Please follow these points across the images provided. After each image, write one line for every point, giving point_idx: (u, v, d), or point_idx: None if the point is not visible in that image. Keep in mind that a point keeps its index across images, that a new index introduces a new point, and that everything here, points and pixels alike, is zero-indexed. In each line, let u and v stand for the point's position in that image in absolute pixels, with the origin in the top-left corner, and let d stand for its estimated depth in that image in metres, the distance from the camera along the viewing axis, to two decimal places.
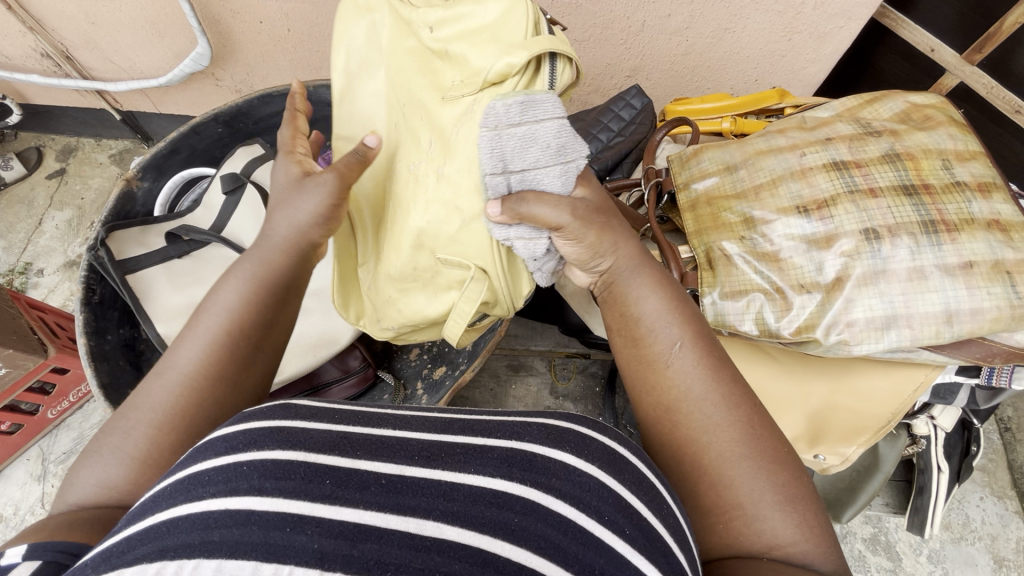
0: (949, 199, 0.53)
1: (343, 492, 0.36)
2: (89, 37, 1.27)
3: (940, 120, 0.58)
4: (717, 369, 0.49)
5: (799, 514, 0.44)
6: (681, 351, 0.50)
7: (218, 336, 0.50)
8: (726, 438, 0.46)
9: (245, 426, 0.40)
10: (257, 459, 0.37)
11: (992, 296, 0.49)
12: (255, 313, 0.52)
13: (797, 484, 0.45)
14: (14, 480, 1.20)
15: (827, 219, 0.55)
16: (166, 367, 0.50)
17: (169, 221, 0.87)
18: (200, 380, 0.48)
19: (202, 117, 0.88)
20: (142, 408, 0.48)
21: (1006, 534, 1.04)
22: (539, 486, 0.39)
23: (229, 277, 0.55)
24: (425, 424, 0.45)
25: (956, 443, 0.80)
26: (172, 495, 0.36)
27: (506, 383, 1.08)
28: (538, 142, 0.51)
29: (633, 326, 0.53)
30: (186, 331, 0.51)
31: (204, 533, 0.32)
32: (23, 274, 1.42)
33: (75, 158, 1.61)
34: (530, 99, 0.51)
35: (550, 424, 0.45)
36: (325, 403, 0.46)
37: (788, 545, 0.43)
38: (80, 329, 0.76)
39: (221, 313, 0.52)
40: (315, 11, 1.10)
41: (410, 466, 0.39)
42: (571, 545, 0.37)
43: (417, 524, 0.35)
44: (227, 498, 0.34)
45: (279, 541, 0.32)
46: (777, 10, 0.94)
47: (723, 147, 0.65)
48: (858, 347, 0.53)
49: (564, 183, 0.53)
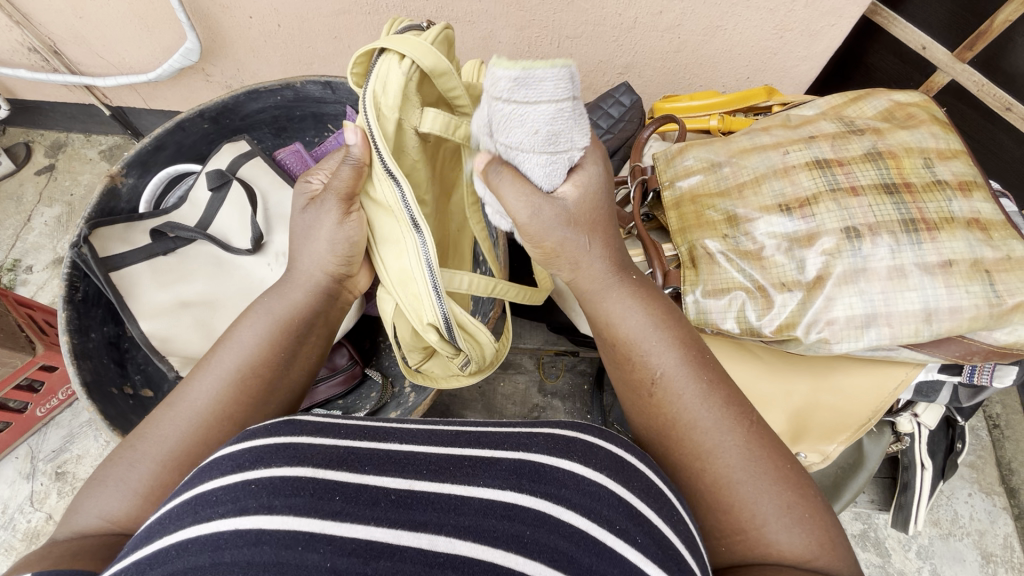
0: (929, 198, 0.53)
1: (352, 509, 0.37)
2: (77, 33, 1.25)
3: (923, 119, 0.58)
4: (711, 389, 0.49)
5: (812, 527, 0.45)
6: (673, 374, 0.50)
7: (233, 370, 0.54)
8: (728, 456, 0.46)
9: (251, 443, 0.41)
10: (265, 478, 0.38)
11: (971, 294, 0.50)
12: (275, 350, 0.56)
13: (808, 496, 0.46)
14: (2, 478, 1.19)
15: (809, 217, 0.55)
16: (182, 399, 0.53)
17: (154, 217, 0.86)
18: (215, 413, 0.52)
19: (188, 113, 0.87)
20: (155, 439, 0.51)
21: (994, 530, 1.04)
22: (549, 497, 0.40)
23: (251, 315, 0.59)
24: (429, 436, 0.45)
25: (939, 440, 0.81)
26: (179, 516, 0.37)
27: (494, 381, 1.07)
28: (525, 129, 0.45)
29: (626, 347, 0.53)
30: (205, 364, 0.55)
31: (215, 554, 0.34)
32: (11, 271, 1.41)
33: (65, 154, 1.59)
34: (529, 76, 0.41)
35: (556, 434, 0.45)
36: (332, 417, 0.46)
37: (803, 557, 0.44)
38: (62, 327, 0.75)
39: (242, 348, 0.56)
40: (305, 7, 1.09)
41: (419, 481, 0.40)
42: (585, 557, 0.37)
43: (429, 540, 0.36)
44: (237, 517, 0.36)
45: (292, 560, 0.34)
46: (769, 8, 0.94)
47: (707, 144, 0.65)
48: (838, 345, 0.53)
49: (546, 172, 0.50)
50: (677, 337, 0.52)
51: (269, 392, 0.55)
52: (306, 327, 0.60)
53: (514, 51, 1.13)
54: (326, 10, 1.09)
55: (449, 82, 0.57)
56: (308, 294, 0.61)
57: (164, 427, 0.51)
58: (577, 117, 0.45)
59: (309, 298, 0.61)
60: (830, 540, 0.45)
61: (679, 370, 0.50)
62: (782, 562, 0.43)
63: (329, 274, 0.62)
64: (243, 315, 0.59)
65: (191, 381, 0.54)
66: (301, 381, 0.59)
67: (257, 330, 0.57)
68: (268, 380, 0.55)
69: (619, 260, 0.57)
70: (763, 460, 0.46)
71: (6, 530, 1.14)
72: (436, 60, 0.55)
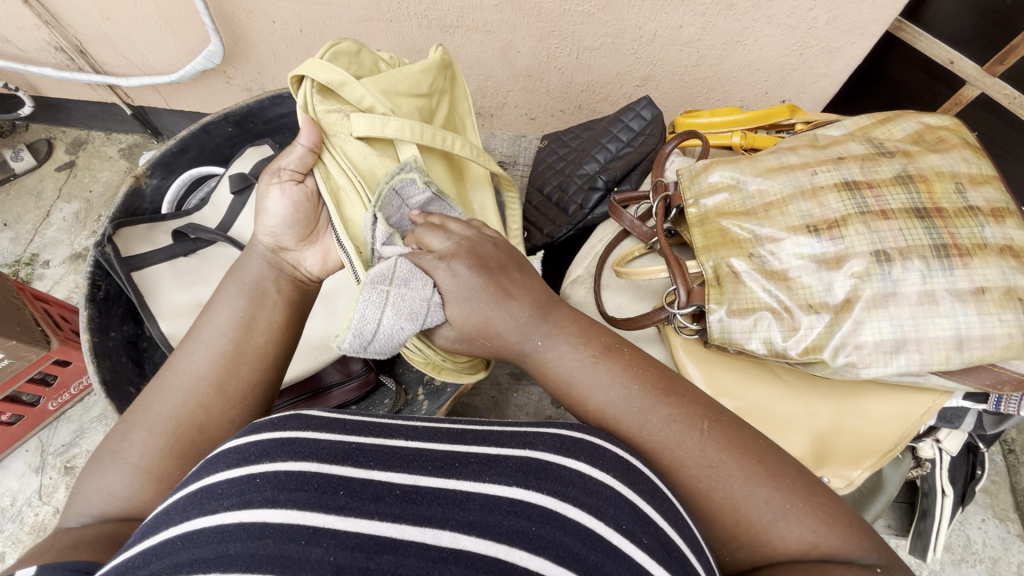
0: (962, 223, 0.52)
1: (356, 503, 0.37)
2: (104, 33, 1.28)
3: (954, 143, 0.58)
4: (655, 405, 0.47)
5: (809, 505, 0.43)
6: (615, 407, 0.48)
7: (209, 333, 0.57)
8: (690, 463, 0.45)
9: (257, 437, 0.41)
10: (270, 472, 0.38)
11: (1004, 322, 0.49)
12: (241, 314, 0.58)
13: (791, 472, 0.45)
14: (12, 471, 1.20)
15: (838, 239, 0.54)
16: (165, 370, 0.56)
17: (176, 219, 0.88)
18: (194, 378, 0.54)
19: (213, 116, 0.88)
20: (140, 411, 0.53)
21: (1008, 557, 1.02)
22: (555, 494, 0.40)
23: (224, 288, 0.61)
24: (436, 434, 0.45)
25: (960, 467, 0.79)
26: (186, 508, 0.37)
27: (507, 391, 1.07)
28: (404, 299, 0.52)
29: (566, 387, 0.51)
30: (186, 338, 0.58)
31: (219, 546, 0.34)
32: (28, 265, 1.43)
33: (85, 151, 1.61)
34: (376, 276, 0.53)
35: (563, 434, 0.45)
36: (337, 413, 0.46)
37: (807, 544, 0.42)
38: (83, 325, 0.76)
39: (218, 311, 0.59)
40: (328, 13, 1.10)
41: (425, 476, 0.40)
42: (590, 555, 0.37)
43: (433, 535, 0.36)
44: (241, 510, 0.36)
45: (295, 554, 0.34)
46: (790, 24, 0.94)
47: (734, 162, 0.64)
48: (866, 370, 0.52)
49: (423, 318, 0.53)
50: (614, 362, 0.50)
51: (238, 356, 0.56)
52: (270, 296, 0.61)
53: (532, 61, 1.13)
54: (348, 17, 1.10)
55: (355, 90, 0.60)
56: (262, 263, 0.63)
57: (147, 400, 0.54)
58: (403, 294, 0.52)
59: (262, 266, 0.63)
60: (850, 527, 0.43)
61: (620, 397, 0.48)
62: (792, 557, 0.42)
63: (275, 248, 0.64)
64: (213, 294, 0.60)
65: (177, 353, 0.56)
66: (271, 344, 0.58)
67: (230, 298, 0.59)
68: (236, 343, 0.57)
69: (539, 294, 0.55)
70: (730, 453, 0.45)
71: (13, 523, 1.15)
72: (331, 73, 0.60)
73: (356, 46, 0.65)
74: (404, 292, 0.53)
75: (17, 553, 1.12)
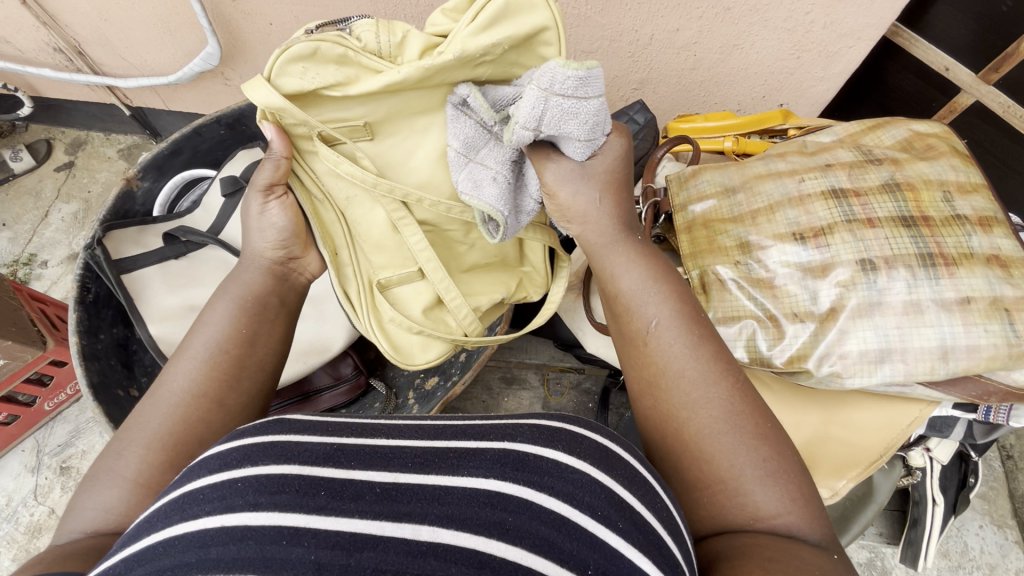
0: (948, 232, 0.52)
1: (337, 503, 0.36)
2: (102, 34, 1.28)
3: (942, 150, 0.57)
4: (697, 348, 0.50)
5: (785, 487, 0.44)
6: (665, 325, 0.51)
7: (205, 349, 0.55)
8: (702, 407, 0.47)
9: (239, 443, 0.40)
10: (252, 475, 0.37)
11: (989, 333, 0.49)
12: (239, 326, 0.57)
13: (784, 459, 0.45)
14: (8, 470, 1.20)
15: (823, 248, 0.54)
16: (159, 385, 0.54)
17: (168, 221, 0.87)
18: (191, 394, 0.53)
19: (205, 118, 0.88)
20: (135, 428, 0.52)
21: (1005, 564, 1.02)
22: (532, 485, 0.39)
23: (214, 298, 0.60)
24: (419, 432, 0.45)
25: (952, 475, 0.79)
26: (168, 514, 0.36)
27: (498, 396, 1.07)
28: (578, 116, 0.52)
29: (625, 301, 0.54)
30: (177, 351, 0.56)
31: (200, 551, 0.33)
32: (26, 265, 1.43)
33: (84, 152, 1.62)
34: (548, 93, 0.51)
35: (541, 424, 0.45)
36: (318, 416, 0.45)
37: (770, 514, 0.43)
38: (71, 327, 0.76)
39: (210, 327, 0.57)
40: (324, 15, 1.10)
41: (404, 473, 0.40)
42: (566, 542, 0.37)
43: (413, 530, 0.36)
44: (223, 515, 0.35)
45: (278, 554, 0.33)
46: (787, 28, 0.93)
47: (722, 168, 0.64)
48: (850, 381, 0.53)
49: (582, 152, 0.57)
50: (675, 292, 0.53)
51: (238, 367, 0.55)
52: (270, 308, 0.60)
53: None
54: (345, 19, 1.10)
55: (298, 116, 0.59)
56: (257, 274, 0.62)
57: (143, 415, 0.52)
58: (570, 110, 0.51)
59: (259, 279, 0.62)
60: (816, 517, 0.44)
61: (668, 326, 0.51)
62: (751, 522, 0.43)
63: (268, 257, 0.64)
64: (207, 303, 0.59)
65: (168, 370, 0.55)
66: (270, 354, 0.59)
67: (222, 308, 0.58)
68: (237, 358, 0.56)
69: (628, 219, 0.59)
70: (740, 418, 0.46)
71: (9, 523, 1.15)
72: (269, 101, 0.56)
73: (313, 43, 0.55)
74: (565, 116, 0.52)
75: (13, 553, 1.13)
